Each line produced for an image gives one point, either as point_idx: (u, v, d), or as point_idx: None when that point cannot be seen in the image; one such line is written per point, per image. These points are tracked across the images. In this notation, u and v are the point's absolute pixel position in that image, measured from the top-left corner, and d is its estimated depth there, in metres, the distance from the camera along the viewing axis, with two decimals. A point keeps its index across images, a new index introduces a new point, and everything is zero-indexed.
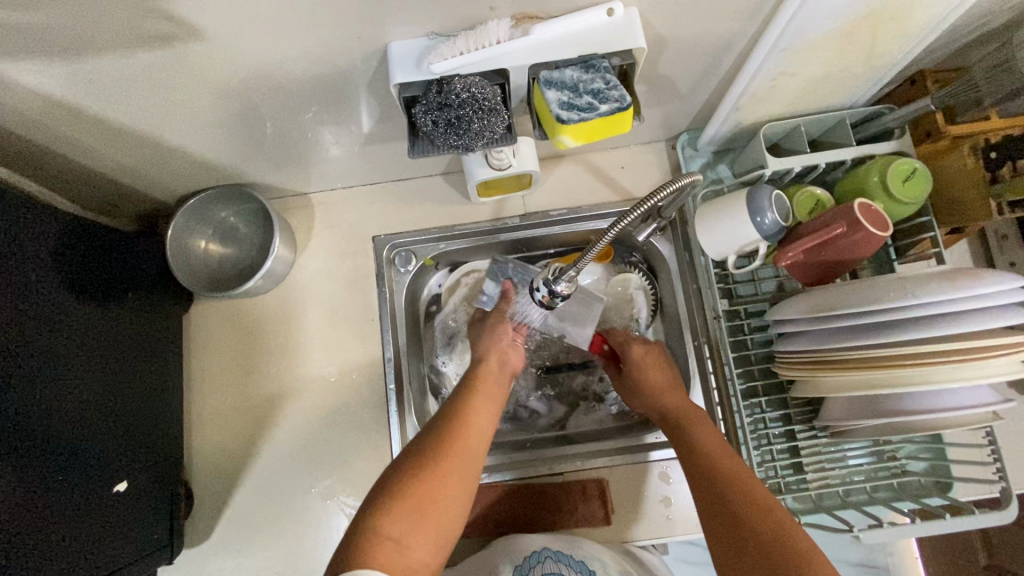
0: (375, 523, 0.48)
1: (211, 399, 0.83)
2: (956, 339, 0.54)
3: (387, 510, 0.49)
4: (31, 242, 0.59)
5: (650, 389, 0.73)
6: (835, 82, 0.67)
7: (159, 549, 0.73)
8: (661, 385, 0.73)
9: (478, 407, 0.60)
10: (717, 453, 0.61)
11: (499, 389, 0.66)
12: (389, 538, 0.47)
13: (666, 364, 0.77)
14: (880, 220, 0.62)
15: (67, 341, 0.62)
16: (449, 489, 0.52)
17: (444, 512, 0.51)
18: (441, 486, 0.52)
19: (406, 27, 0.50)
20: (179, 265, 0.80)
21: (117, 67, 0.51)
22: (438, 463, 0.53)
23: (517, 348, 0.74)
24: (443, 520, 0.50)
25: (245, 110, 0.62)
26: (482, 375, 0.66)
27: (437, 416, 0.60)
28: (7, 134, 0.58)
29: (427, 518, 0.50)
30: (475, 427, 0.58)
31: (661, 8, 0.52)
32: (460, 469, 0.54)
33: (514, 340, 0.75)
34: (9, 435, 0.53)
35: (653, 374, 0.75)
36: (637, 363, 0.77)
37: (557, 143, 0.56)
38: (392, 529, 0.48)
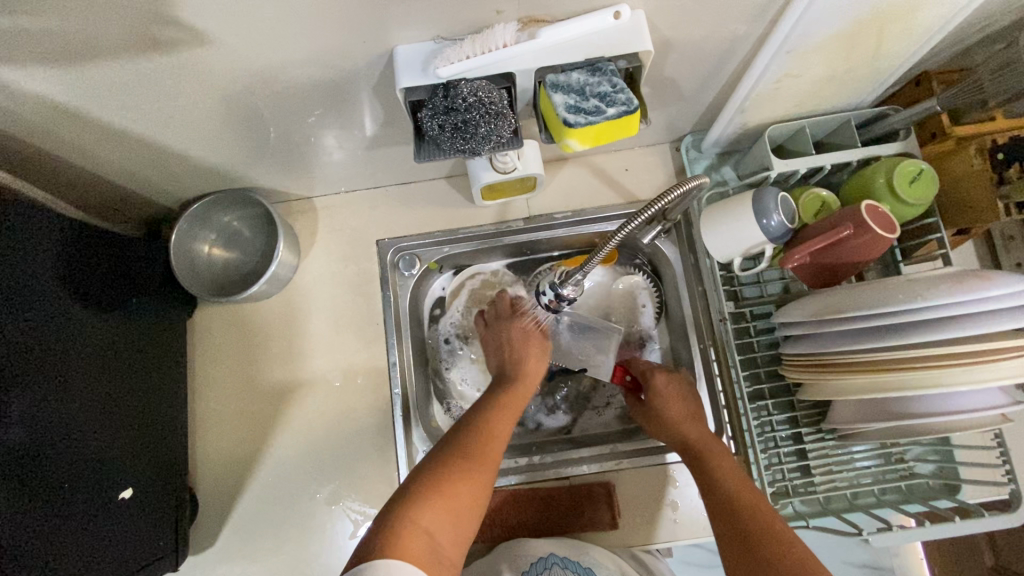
0: (409, 514, 0.49)
1: (216, 404, 0.83)
2: (966, 341, 0.54)
3: (420, 503, 0.50)
4: (34, 247, 0.59)
5: (673, 422, 0.72)
6: (840, 83, 0.66)
7: (165, 556, 0.72)
8: (684, 416, 0.72)
9: (501, 417, 0.63)
10: (732, 483, 0.61)
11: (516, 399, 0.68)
12: (423, 529, 0.48)
13: (690, 395, 0.75)
14: (887, 222, 0.62)
15: (71, 348, 0.62)
16: (474, 489, 0.54)
17: (470, 511, 0.53)
18: (467, 485, 0.54)
19: (412, 30, 0.50)
20: (183, 270, 0.80)
21: (122, 72, 0.51)
22: (467, 465, 0.55)
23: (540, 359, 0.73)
24: (466, 516, 0.52)
25: (249, 114, 0.62)
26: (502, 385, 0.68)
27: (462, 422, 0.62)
28: (11, 140, 0.58)
29: (456, 514, 0.51)
30: (498, 434, 0.61)
31: (667, 10, 0.52)
32: (485, 473, 0.56)
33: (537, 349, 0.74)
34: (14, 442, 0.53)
35: (676, 407, 0.73)
36: (662, 395, 0.75)
37: (564, 147, 0.56)
38: (427, 522, 0.49)
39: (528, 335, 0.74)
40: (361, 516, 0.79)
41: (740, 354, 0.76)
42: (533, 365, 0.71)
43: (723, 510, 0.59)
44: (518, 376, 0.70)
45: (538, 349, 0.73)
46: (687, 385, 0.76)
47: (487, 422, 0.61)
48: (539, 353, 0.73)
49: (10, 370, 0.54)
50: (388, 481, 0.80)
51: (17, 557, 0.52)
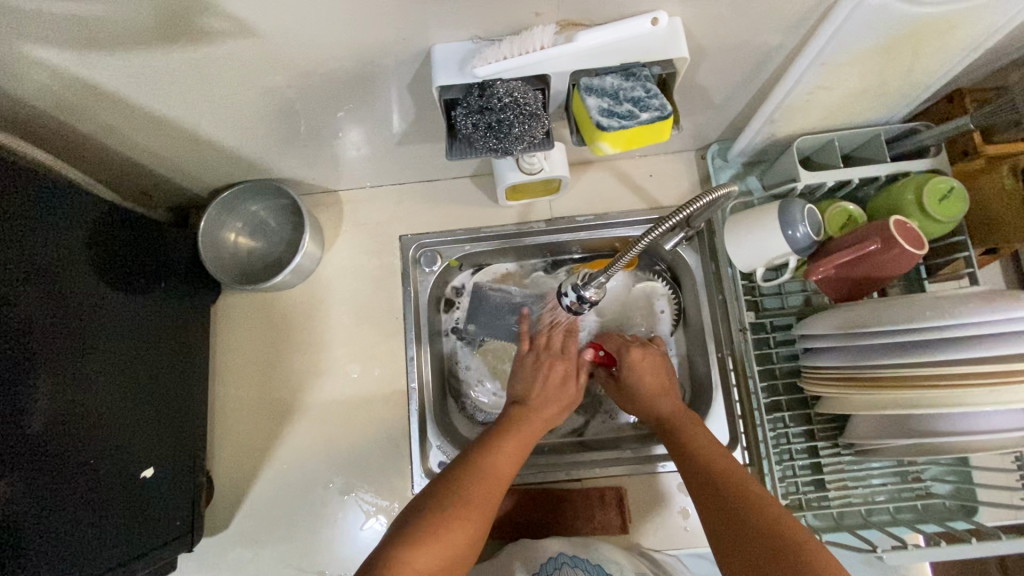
0: (400, 556, 0.49)
1: (235, 389, 0.84)
2: (997, 360, 0.53)
3: (411, 544, 0.50)
4: (69, 228, 0.60)
5: (646, 397, 0.70)
6: (873, 97, 0.66)
7: (181, 536, 0.73)
8: (658, 391, 0.70)
9: (505, 451, 0.62)
10: (710, 454, 0.60)
11: (531, 437, 0.66)
12: (406, 562, 0.49)
13: (665, 368, 0.73)
14: (914, 237, 0.62)
15: (101, 328, 0.63)
16: (467, 527, 0.53)
17: (463, 551, 0.52)
18: (459, 527, 0.52)
19: (451, 30, 0.50)
20: (210, 256, 0.81)
21: (167, 61, 0.52)
22: (460, 503, 0.54)
23: (563, 405, 0.71)
24: (460, 556, 0.52)
25: (284, 106, 0.63)
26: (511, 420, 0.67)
27: (464, 455, 0.61)
28: (53, 121, 0.60)
29: (448, 550, 0.51)
30: (499, 469, 0.60)
31: (704, 17, 0.52)
32: (482, 511, 0.55)
33: (563, 395, 0.72)
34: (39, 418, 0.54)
35: (651, 381, 0.71)
36: (636, 368, 0.73)
37: (595, 150, 0.56)
38: (416, 561, 0.49)
39: (564, 378, 0.73)
40: (373, 507, 0.80)
41: (758, 364, 0.76)
42: (554, 405, 0.70)
43: (711, 504, 0.55)
44: (530, 410, 0.68)
45: (567, 395, 0.72)
46: (661, 366, 0.73)
47: (489, 458, 0.60)
48: (565, 395, 0.72)
49: (34, 350, 0.55)
50: (401, 474, 0.81)
51: (35, 533, 0.53)
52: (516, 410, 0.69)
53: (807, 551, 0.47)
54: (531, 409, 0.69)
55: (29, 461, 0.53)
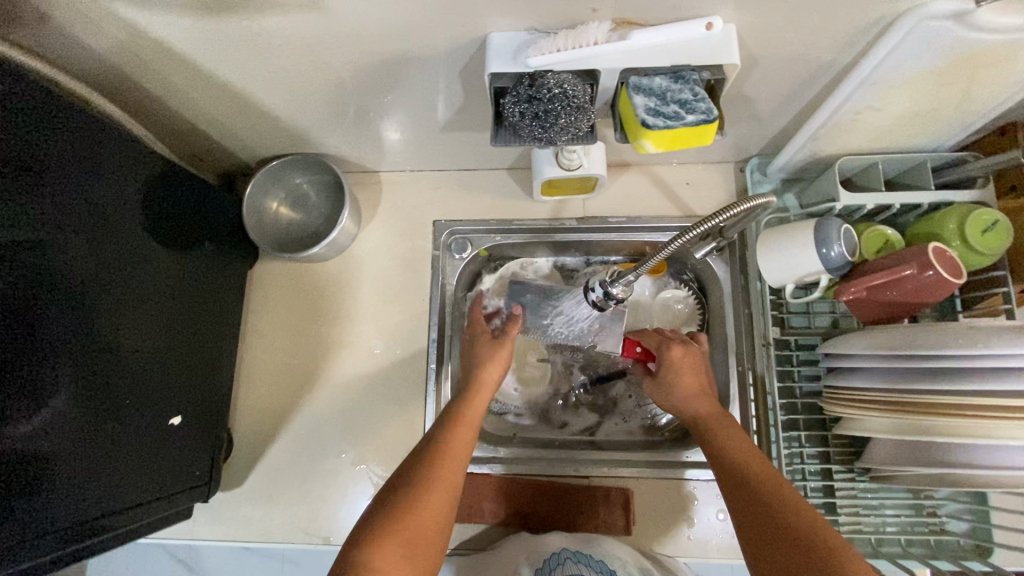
0: (366, 555, 0.50)
1: (262, 353, 0.87)
2: None
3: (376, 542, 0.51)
4: (125, 181, 0.64)
5: (683, 394, 0.71)
6: (921, 123, 0.66)
7: (198, 486, 0.76)
8: (695, 391, 0.70)
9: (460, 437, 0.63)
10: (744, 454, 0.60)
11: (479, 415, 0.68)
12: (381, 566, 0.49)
13: (704, 368, 0.73)
14: (953, 266, 0.61)
15: (141, 279, 0.66)
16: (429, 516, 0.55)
17: (429, 546, 0.54)
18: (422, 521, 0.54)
19: (509, 20, 0.52)
20: (252, 223, 0.84)
21: (236, 29, 0.55)
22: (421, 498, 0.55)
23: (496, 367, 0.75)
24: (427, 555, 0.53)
25: (337, 81, 0.65)
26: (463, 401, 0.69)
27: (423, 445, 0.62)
28: (124, 77, 0.63)
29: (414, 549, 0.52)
30: (457, 456, 0.61)
31: (759, 25, 0.52)
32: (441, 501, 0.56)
33: (495, 360, 0.76)
34: (78, 358, 0.57)
35: (689, 380, 0.72)
36: (676, 366, 0.73)
37: (638, 147, 0.57)
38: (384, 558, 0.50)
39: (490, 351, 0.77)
40: (382, 480, 0.82)
41: (779, 381, 0.76)
42: (489, 372, 0.74)
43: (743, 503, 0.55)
44: (476, 392, 0.71)
45: (495, 362, 0.76)
46: (701, 370, 0.73)
47: (449, 445, 0.62)
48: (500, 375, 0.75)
49: (78, 293, 0.57)
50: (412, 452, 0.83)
51: (63, 464, 0.56)
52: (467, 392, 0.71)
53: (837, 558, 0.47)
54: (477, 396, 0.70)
55: (71, 391, 0.56)
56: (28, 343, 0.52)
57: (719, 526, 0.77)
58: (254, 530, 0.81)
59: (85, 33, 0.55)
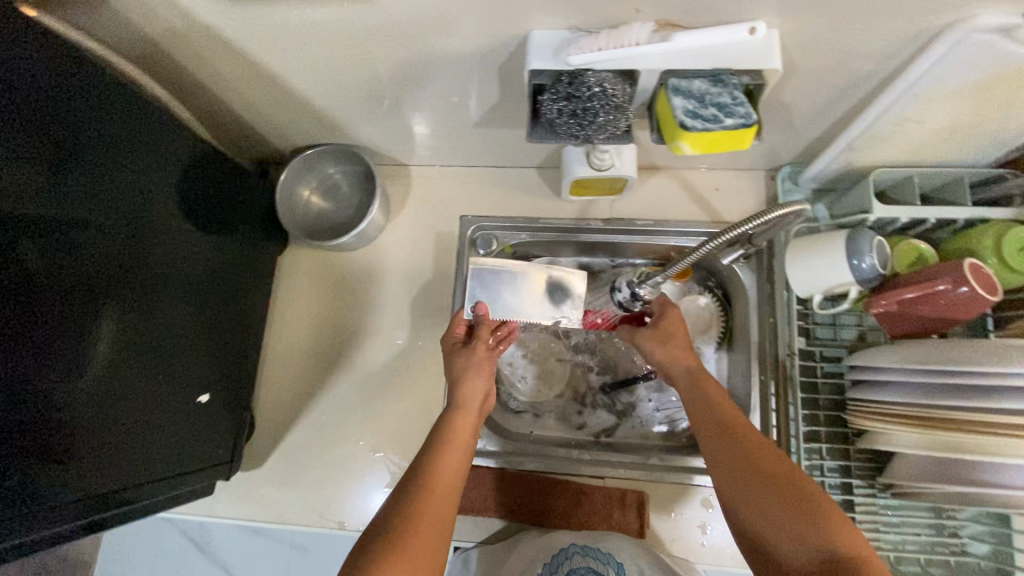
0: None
1: (287, 337, 0.89)
2: None
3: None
4: (164, 161, 0.65)
5: (667, 357, 0.73)
6: (961, 137, 0.65)
7: (220, 464, 0.78)
8: (678, 354, 0.73)
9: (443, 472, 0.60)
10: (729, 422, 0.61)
11: (470, 431, 0.67)
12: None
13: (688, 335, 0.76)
14: (988, 283, 0.60)
15: (169, 258, 0.67)
16: (428, 532, 0.53)
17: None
18: (424, 535, 0.52)
19: (552, 18, 0.52)
20: (284, 210, 0.86)
21: (281, 18, 0.56)
22: (412, 526, 0.53)
23: (483, 376, 0.71)
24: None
25: (375, 73, 0.66)
26: (450, 414, 0.67)
27: (415, 465, 0.61)
28: (171, 61, 0.65)
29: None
30: (448, 483, 0.59)
31: (802, 33, 0.52)
32: (426, 547, 0.52)
33: (481, 365, 0.72)
34: (108, 332, 0.58)
35: (674, 344, 0.74)
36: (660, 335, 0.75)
37: (674, 149, 0.57)
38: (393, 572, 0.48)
39: (476, 359, 0.72)
40: (399, 469, 0.83)
41: (802, 391, 0.75)
42: (476, 380, 0.71)
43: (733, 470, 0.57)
44: (464, 403, 0.69)
45: (482, 367, 0.72)
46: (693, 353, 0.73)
47: (433, 480, 0.58)
48: (484, 392, 0.71)
49: (109, 269, 0.58)
50: None
51: (95, 436, 0.57)
52: (446, 418, 0.67)
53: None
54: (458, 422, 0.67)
55: (108, 361, 0.58)
56: (68, 311, 0.54)
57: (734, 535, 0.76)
58: (272, 511, 0.83)
59: (139, 17, 0.56)
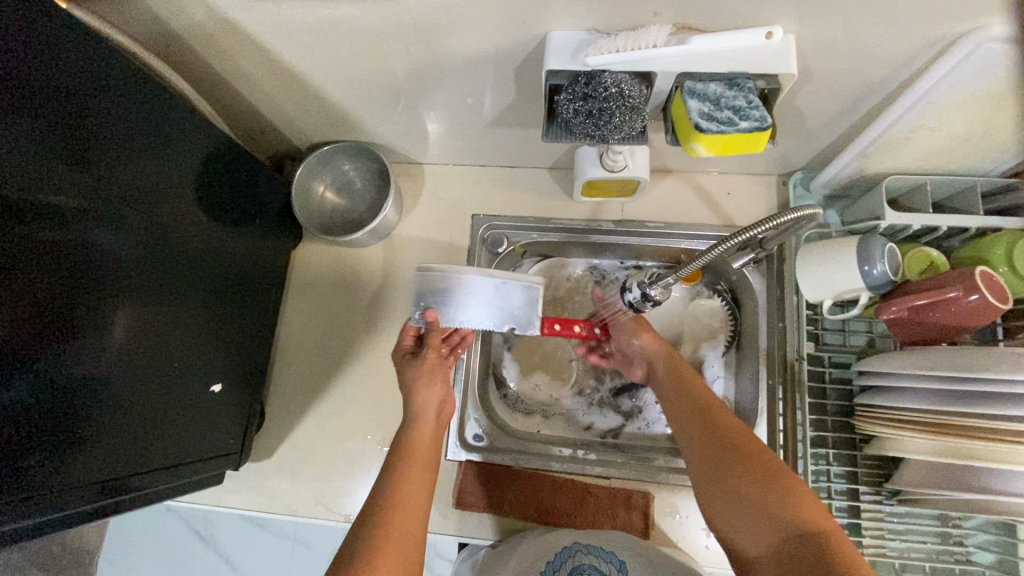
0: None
1: (298, 331, 0.90)
2: None
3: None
4: (186, 155, 0.66)
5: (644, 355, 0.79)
6: (975, 146, 0.65)
7: (231, 453, 0.79)
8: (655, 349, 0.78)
9: (410, 485, 0.63)
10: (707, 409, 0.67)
11: (430, 441, 0.69)
12: None
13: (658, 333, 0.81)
14: (1001, 291, 0.60)
15: (189, 252, 0.69)
16: (400, 537, 0.57)
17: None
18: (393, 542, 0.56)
19: (571, 19, 0.53)
20: (298, 204, 0.87)
21: (304, 15, 0.57)
22: (382, 534, 0.56)
23: (435, 385, 0.73)
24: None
25: (393, 72, 0.67)
26: (408, 427, 0.70)
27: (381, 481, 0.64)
28: (195, 55, 0.66)
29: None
30: (416, 490, 0.63)
31: (819, 38, 0.53)
32: (398, 555, 0.55)
33: (433, 377, 0.73)
34: (126, 322, 0.60)
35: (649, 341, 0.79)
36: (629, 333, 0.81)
37: (689, 151, 0.58)
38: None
39: (429, 369, 0.73)
40: None
41: (809, 396, 0.75)
42: (429, 391, 0.72)
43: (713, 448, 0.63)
44: (421, 414, 0.71)
45: (435, 372, 0.73)
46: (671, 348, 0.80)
47: (397, 491, 0.61)
48: (439, 399, 0.73)
49: (132, 261, 0.60)
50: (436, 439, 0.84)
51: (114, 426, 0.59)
52: (405, 433, 0.69)
53: (840, 552, 0.49)
54: (416, 436, 0.69)
55: (122, 350, 0.59)
56: (85, 299, 0.55)
57: None
58: (278, 503, 0.83)
59: (166, 11, 0.58)
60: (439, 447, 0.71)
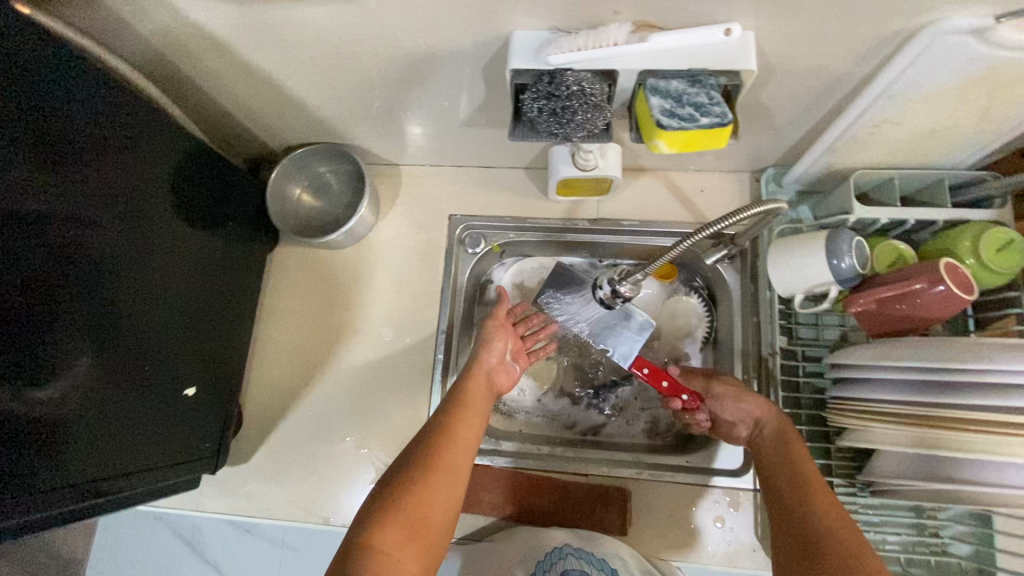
0: (368, 537, 0.51)
1: (277, 334, 0.90)
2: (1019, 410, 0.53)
3: (373, 524, 0.53)
4: (160, 157, 0.66)
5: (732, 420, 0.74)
6: (940, 139, 0.65)
7: (206, 457, 0.78)
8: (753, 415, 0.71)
9: (460, 430, 0.64)
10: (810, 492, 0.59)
11: (484, 405, 0.71)
12: (399, 518, 0.53)
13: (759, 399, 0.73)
14: (965, 282, 0.61)
15: (164, 254, 0.68)
16: (446, 480, 0.59)
17: (435, 531, 0.55)
18: (441, 479, 0.58)
19: (533, 18, 0.53)
20: (274, 207, 0.87)
21: (271, 17, 0.57)
22: (429, 469, 0.59)
23: (498, 353, 0.78)
24: (431, 546, 0.54)
25: (363, 73, 0.67)
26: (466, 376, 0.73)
27: (434, 422, 0.66)
28: (163, 59, 0.66)
29: (416, 537, 0.53)
30: (467, 440, 0.64)
31: (779, 34, 0.53)
32: (446, 487, 0.58)
33: (502, 351, 0.79)
34: (97, 323, 0.59)
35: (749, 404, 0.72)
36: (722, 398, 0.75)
37: (652, 148, 0.58)
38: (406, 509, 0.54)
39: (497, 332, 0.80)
40: (384, 466, 0.83)
41: (785, 390, 0.76)
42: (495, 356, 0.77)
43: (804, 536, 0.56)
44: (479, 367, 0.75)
45: (501, 341, 0.79)
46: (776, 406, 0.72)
47: (450, 433, 0.63)
48: (496, 364, 0.77)
49: (104, 264, 0.60)
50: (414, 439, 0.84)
51: (85, 428, 0.58)
52: (460, 386, 0.72)
53: None
54: (472, 384, 0.72)
55: (93, 354, 0.59)
56: (53, 304, 0.54)
57: (717, 534, 0.77)
58: (259, 507, 0.83)
59: (131, 15, 0.58)
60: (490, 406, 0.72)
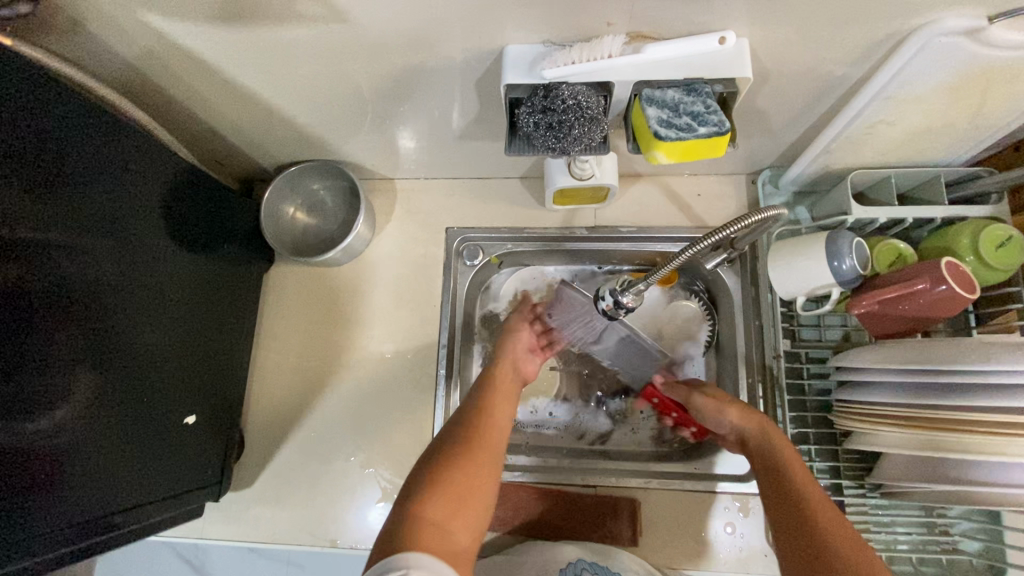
0: (421, 506, 0.51)
1: (276, 355, 0.89)
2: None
3: (419, 502, 0.51)
4: (153, 183, 0.66)
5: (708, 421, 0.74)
6: (935, 138, 0.66)
7: (209, 485, 0.77)
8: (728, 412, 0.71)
9: (494, 413, 0.64)
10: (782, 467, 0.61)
11: (514, 389, 0.71)
12: (446, 485, 0.53)
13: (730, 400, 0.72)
14: (966, 281, 0.61)
15: (161, 281, 0.68)
16: (488, 452, 0.59)
17: (482, 497, 0.54)
18: (484, 451, 0.58)
19: (526, 33, 0.53)
20: (269, 226, 0.87)
21: (261, 37, 0.57)
22: (471, 442, 0.59)
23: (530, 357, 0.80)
24: (481, 509, 0.54)
25: (356, 89, 0.67)
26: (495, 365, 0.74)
27: (467, 406, 0.66)
28: (151, 84, 0.65)
29: (465, 505, 0.52)
30: (501, 420, 0.65)
31: (773, 40, 0.53)
32: (489, 457, 0.58)
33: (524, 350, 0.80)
34: (95, 357, 0.58)
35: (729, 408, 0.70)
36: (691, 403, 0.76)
37: (650, 158, 0.58)
38: (453, 476, 0.54)
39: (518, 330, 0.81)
40: (390, 485, 0.83)
41: (789, 393, 0.76)
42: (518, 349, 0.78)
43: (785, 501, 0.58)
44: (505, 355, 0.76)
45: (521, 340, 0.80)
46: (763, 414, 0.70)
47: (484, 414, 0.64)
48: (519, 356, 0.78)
49: (100, 295, 0.59)
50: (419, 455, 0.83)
51: (85, 462, 0.57)
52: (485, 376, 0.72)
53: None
54: (500, 372, 0.73)
55: (88, 387, 0.57)
56: (53, 337, 0.54)
57: (728, 540, 0.76)
58: (264, 531, 0.82)
59: (117, 41, 0.57)
60: (518, 393, 0.72)
